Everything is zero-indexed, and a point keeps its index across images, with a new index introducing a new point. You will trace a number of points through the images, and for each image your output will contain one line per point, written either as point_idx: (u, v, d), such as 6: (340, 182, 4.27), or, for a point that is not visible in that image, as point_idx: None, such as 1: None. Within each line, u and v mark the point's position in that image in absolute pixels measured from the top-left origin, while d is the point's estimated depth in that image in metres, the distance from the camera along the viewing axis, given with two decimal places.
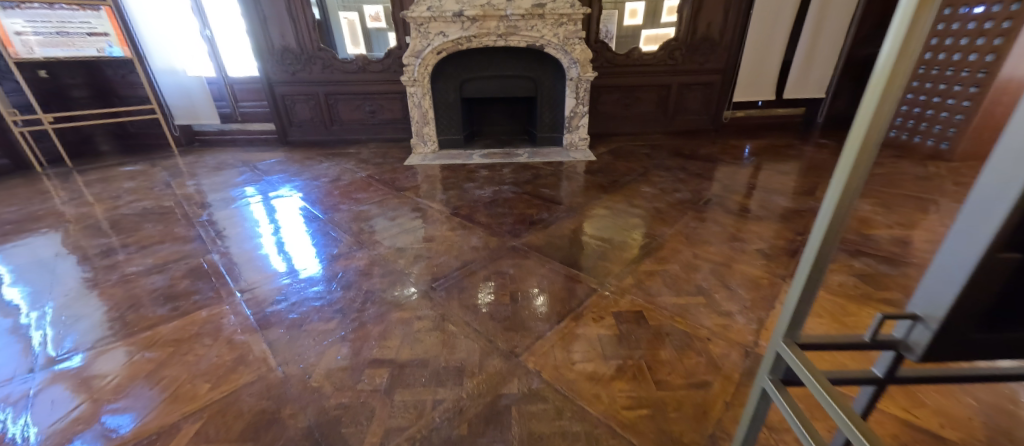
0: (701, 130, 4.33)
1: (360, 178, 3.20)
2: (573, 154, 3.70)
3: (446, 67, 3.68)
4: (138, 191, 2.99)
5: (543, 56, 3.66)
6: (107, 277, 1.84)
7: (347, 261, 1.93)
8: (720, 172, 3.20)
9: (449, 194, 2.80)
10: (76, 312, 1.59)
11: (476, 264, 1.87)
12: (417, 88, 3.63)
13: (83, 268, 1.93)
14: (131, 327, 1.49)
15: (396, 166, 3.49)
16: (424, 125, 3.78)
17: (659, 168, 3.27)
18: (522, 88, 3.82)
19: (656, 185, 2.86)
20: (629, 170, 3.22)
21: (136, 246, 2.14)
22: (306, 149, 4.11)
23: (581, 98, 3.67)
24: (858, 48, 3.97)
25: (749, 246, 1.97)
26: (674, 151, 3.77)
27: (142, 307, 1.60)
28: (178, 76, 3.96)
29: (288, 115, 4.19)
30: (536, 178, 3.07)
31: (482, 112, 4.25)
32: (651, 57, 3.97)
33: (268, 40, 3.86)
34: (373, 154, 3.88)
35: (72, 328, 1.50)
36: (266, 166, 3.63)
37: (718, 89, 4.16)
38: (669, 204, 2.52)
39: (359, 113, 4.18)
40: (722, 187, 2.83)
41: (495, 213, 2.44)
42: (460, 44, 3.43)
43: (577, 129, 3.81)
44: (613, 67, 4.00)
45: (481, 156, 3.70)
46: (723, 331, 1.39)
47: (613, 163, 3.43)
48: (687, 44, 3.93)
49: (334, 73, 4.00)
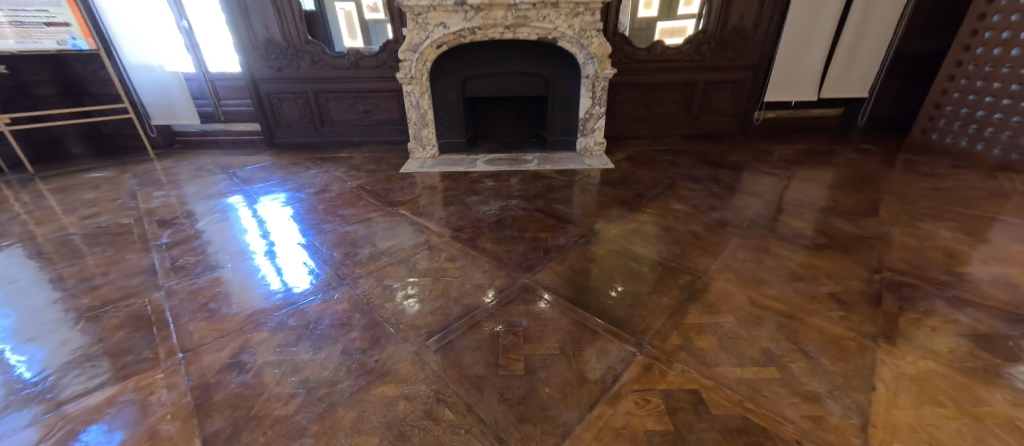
0: (728, 133, 3.93)
1: (350, 190, 2.84)
2: (589, 160, 3.33)
3: (447, 63, 3.29)
4: (98, 203, 2.64)
5: (555, 51, 3.27)
6: (40, 312, 1.55)
7: (323, 304, 1.57)
8: (758, 184, 2.82)
9: (450, 210, 2.43)
10: (45, 326, 1.48)
11: (480, 311, 1.51)
12: (414, 86, 3.24)
13: (47, 278, 1.79)
14: (55, 386, 1.20)
15: (391, 174, 3.13)
16: (423, 128, 3.40)
17: (687, 178, 2.89)
18: (532, 87, 3.43)
19: (688, 201, 2.48)
20: (654, 181, 2.84)
21: (75, 278, 1.78)
22: (294, 153, 3.75)
23: (597, 98, 3.29)
24: (909, 42, 3.55)
25: (817, 289, 1.60)
26: (702, 157, 3.37)
27: (75, 355, 1.33)
28: (152, 71, 3.59)
29: (275, 115, 3.83)
30: (548, 190, 2.70)
31: (487, 112, 3.87)
32: (675, 51, 3.56)
33: (250, 32, 3.48)
34: (367, 159, 3.51)
35: (40, 343, 1.38)
36: (247, 172, 3.28)
37: (748, 88, 3.76)
38: (706, 226, 2.15)
39: (352, 113, 3.81)
40: (766, 203, 2.44)
41: (503, 237, 2.08)
42: (462, 37, 3.03)
43: (593, 132, 3.43)
44: (632, 63, 3.60)
45: (485, 163, 3.34)
46: (815, 429, 1.02)
47: (635, 172, 3.05)
48: (716, 37, 3.52)
49: (324, 69, 3.62)
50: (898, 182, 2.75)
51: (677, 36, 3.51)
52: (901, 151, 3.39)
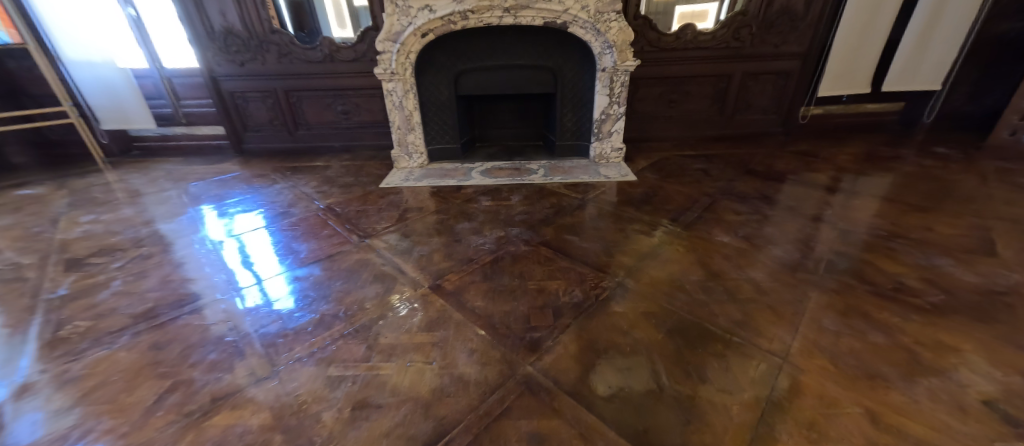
0: (767, 134, 3.36)
1: (316, 212, 2.33)
2: (605, 170, 2.80)
3: (436, 55, 2.75)
4: (9, 233, 2.18)
5: (566, 39, 2.70)
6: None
7: (231, 416, 1.07)
8: (819, 202, 2.25)
9: (433, 244, 1.92)
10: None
11: (459, 434, 1.00)
12: (397, 84, 2.70)
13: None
14: None
15: (368, 189, 2.62)
16: (408, 133, 2.88)
17: (729, 196, 2.34)
18: (538, 82, 2.88)
19: (736, 231, 1.94)
20: (688, 200, 2.29)
21: None
22: (262, 162, 3.26)
23: (616, 95, 2.74)
24: (994, 23, 2.93)
25: (964, 393, 1.07)
26: (741, 165, 2.81)
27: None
28: (96, 68, 3.09)
29: (240, 117, 3.32)
30: (557, 214, 2.18)
31: (485, 111, 3.33)
32: (709, 37, 2.97)
33: (203, 20, 2.94)
34: (343, 169, 3.00)
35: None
36: (201, 187, 2.79)
37: (793, 80, 3.17)
38: (769, 271, 1.61)
39: (328, 114, 3.29)
40: (840, 233, 1.89)
41: (499, 289, 1.56)
42: (451, 23, 2.48)
43: (609, 136, 2.89)
44: (657, 52, 3.02)
45: (482, 173, 2.83)
46: None
47: (662, 186, 2.50)
48: (759, 18, 2.92)
49: (294, 63, 3.08)
50: (1003, 201, 2.17)
51: (699, 21, 2.93)
52: (987, 156, 2.79)
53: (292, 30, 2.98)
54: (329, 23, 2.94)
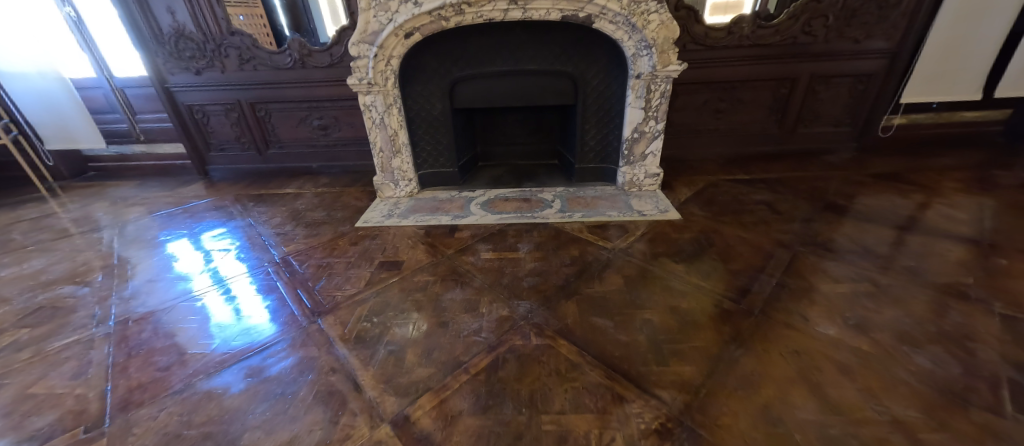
0: (837, 151, 2.71)
1: (267, 267, 1.82)
2: (639, 202, 2.22)
3: (426, 60, 2.20)
4: None
5: (590, 36, 2.11)
6: None
7: None
8: (944, 258, 1.62)
9: (407, 330, 1.37)
10: None
11: None
12: (377, 97, 2.16)
13: None
14: None
15: (339, 231, 2.09)
16: (393, 156, 2.35)
17: (812, 248, 1.73)
18: (553, 92, 2.31)
19: (845, 317, 1.33)
20: (759, 255, 1.68)
21: None
22: (226, 187, 2.77)
23: (653, 107, 2.14)
24: None
25: None
26: (814, 196, 2.18)
27: None
28: (33, 80, 2.64)
29: (202, 135, 2.83)
30: (581, 278, 1.60)
31: (488, 124, 2.78)
32: (771, 31, 2.34)
33: (149, 20, 2.44)
34: (315, 199, 2.48)
35: None
36: (141, 226, 2.29)
37: (876, 84, 2.51)
38: (928, 408, 1.00)
39: (304, 130, 2.78)
40: (1007, 324, 1.26)
41: (495, 433, 1.00)
42: (443, 20, 1.92)
43: (643, 159, 2.30)
44: (702, 51, 2.41)
45: (483, 207, 2.28)
46: None
47: (717, 230, 1.90)
48: (839, 6, 2.27)
49: (258, 70, 2.57)
50: None
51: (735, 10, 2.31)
52: None
53: (290, 34, 2.46)
54: (324, 18, 2.37)
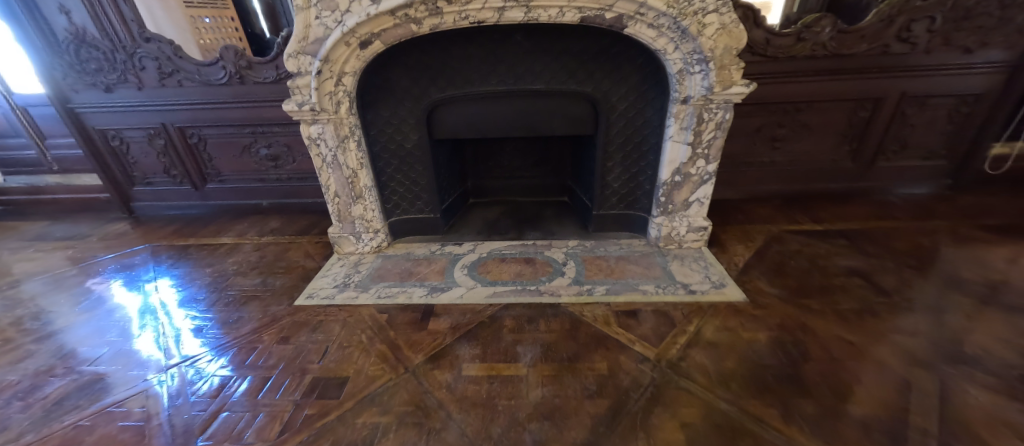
0: (926, 191, 2.12)
1: (150, 383, 1.23)
2: (683, 269, 1.64)
3: (395, 77, 1.62)
4: None
5: (618, 44, 1.52)
6: None
7: None
8: None
9: None
10: None
11: None
12: (327, 127, 1.58)
13: None
14: None
15: (271, 312, 1.51)
16: (353, 202, 1.77)
17: (964, 369, 1.13)
18: (566, 118, 1.74)
19: None
20: (889, 385, 1.08)
21: None
22: (148, 233, 2.18)
23: (704, 141, 1.56)
24: None
25: None
26: (925, 264, 1.59)
27: None
28: None
29: (123, 165, 2.27)
30: (616, 430, 1.01)
31: (481, 154, 2.21)
32: (855, 37, 1.75)
33: (36, 23, 1.87)
34: (254, 255, 1.91)
35: None
36: (12, 298, 1.70)
37: (984, 107, 1.93)
38: None
39: (249, 160, 2.21)
40: None
41: None
42: (412, 23, 1.35)
43: (686, 208, 1.72)
44: (762, 64, 1.84)
45: (471, 273, 1.69)
46: None
47: (806, 327, 1.30)
48: (950, 4, 1.68)
49: (184, 86, 2.00)
50: None
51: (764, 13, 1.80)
52: None
53: (269, 37, 2.10)
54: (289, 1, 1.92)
